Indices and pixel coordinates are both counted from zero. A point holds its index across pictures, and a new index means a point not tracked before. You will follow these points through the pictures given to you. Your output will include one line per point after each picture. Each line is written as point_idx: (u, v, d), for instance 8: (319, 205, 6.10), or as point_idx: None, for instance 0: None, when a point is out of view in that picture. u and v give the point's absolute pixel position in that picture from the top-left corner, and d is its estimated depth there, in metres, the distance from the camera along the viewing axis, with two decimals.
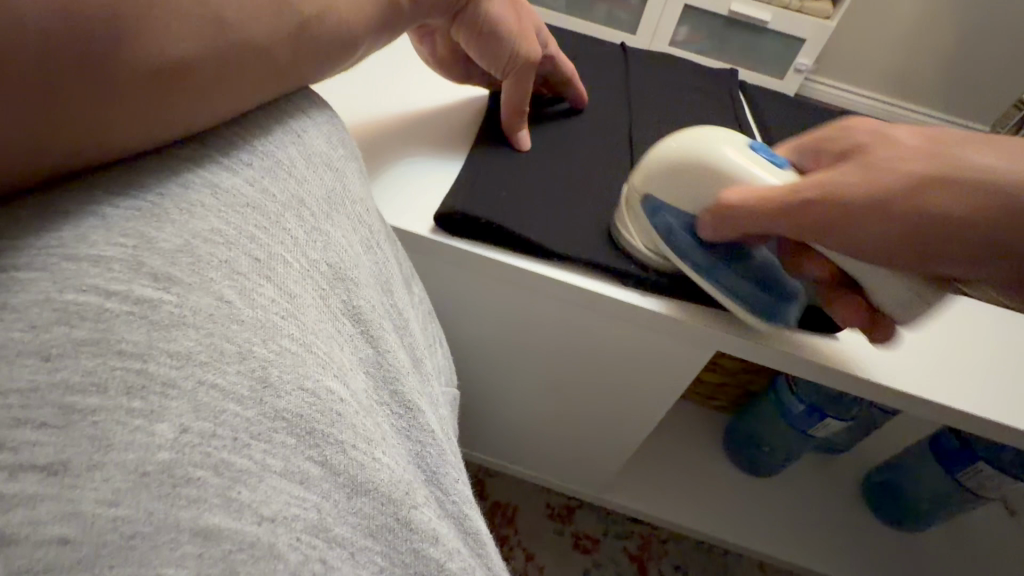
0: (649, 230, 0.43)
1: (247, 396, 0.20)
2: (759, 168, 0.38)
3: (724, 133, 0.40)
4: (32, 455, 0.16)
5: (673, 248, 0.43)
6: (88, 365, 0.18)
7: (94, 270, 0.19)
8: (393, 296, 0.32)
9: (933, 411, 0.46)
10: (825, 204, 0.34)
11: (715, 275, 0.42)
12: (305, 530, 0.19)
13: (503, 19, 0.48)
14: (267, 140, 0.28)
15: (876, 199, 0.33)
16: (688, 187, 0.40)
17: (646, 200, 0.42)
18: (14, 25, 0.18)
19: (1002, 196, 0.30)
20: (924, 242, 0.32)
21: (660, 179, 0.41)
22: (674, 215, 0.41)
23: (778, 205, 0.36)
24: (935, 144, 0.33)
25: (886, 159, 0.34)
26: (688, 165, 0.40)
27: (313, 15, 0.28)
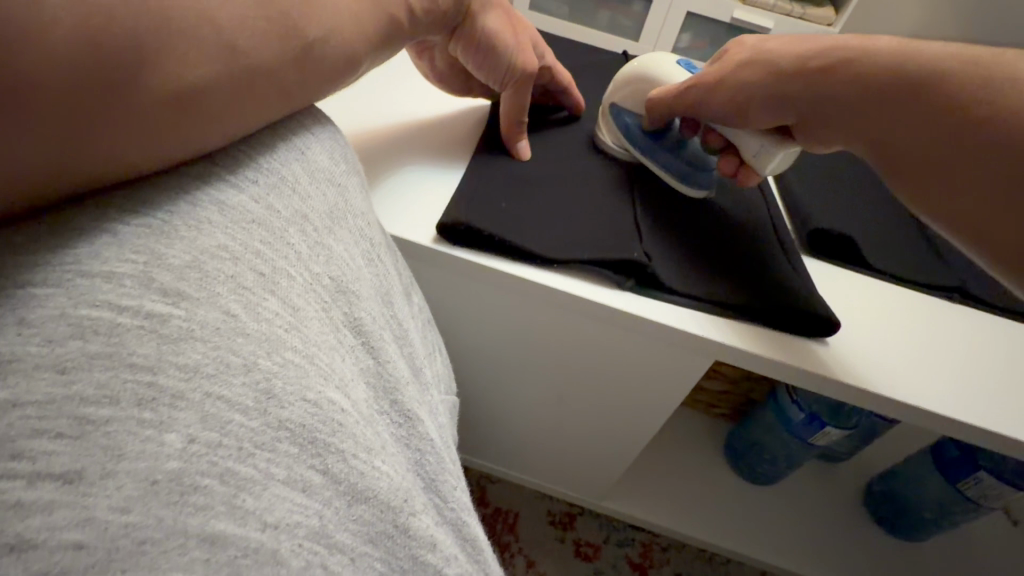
0: (614, 129, 0.54)
1: (251, 407, 0.21)
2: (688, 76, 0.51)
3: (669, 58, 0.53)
4: (48, 463, 0.17)
5: (631, 142, 0.53)
6: (101, 378, 0.18)
7: (107, 286, 0.20)
8: (393, 307, 0.33)
9: (929, 420, 0.47)
10: (768, 83, 0.43)
11: (659, 158, 0.52)
12: (307, 537, 0.20)
13: (500, 35, 0.49)
14: (271, 156, 0.29)
15: (809, 77, 0.41)
16: (640, 88, 0.52)
17: (612, 107, 0.54)
18: (39, 52, 0.19)
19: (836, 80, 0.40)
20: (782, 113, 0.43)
21: (624, 88, 0.53)
22: (632, 115, 0.52)
23: (723, 83, 0.45)
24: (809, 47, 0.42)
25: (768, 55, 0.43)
26: (641, 81, 0.52)
27: (318, 38, 0.29)
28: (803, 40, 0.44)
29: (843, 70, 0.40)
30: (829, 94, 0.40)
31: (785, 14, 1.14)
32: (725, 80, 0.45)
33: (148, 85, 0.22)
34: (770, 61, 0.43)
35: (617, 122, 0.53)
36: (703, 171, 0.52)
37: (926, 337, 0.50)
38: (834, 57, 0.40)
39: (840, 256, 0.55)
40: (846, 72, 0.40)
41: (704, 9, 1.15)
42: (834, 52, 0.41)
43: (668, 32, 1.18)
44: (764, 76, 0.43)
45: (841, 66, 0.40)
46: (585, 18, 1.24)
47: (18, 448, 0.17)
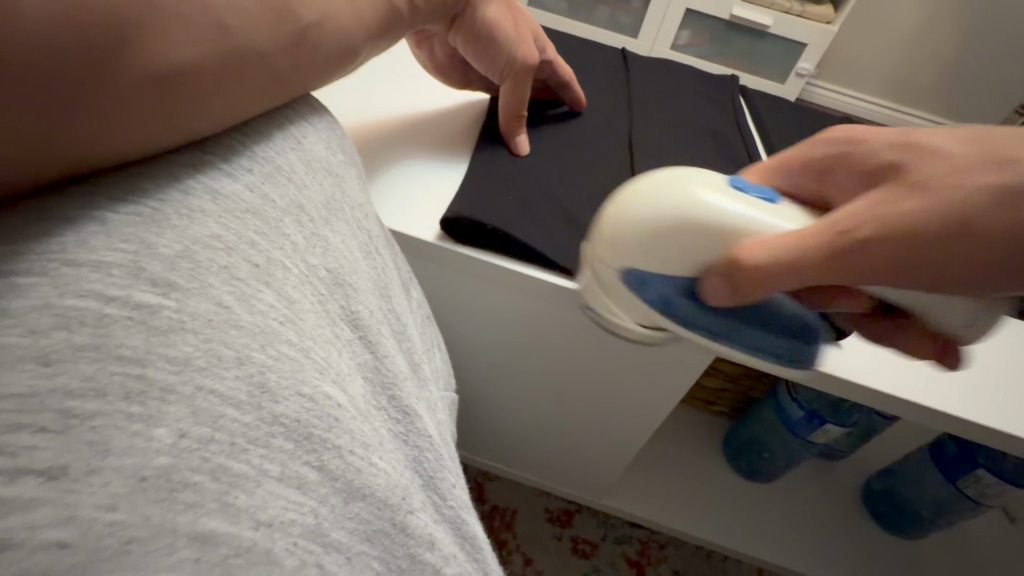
0: (641, 306, 0.39)
1: (244, 401, 0.20)
2: (754, 211, 0.34)
3: (696, 176, 0.36)
4: (30, 459, 0.16)
5: (678, 318, 0.39)
6: (87, 370, 0.18)
7: (95, 275, 0.20)
8: (391, 301, 0.32)
9: (929, 417, 0.47)
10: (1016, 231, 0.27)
11: (740, 338, 0.39)
12: (302, 535, 0.19)
13: (500, 24, 0.49)
14: (267, 146, 0.28)
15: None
16: (672, 247, 0.35)
17: (629, 273, 0.37)
18: (17, 26, 0.18)
19: None
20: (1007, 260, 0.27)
21: (644, 247, 0.36)
22: (666, 283, 0.37)
23: (941, 240, 0.28)
24: (982, 150, 0.28)
25: (924, 177, 0.29)
26: (681, 236, 0.35)
27: (314, 22, 0.29)
28: (992, 150, 0.28)
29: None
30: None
31: (786, 10, 1.14)
32: (942, 236, 0.28)
33: (137, 67, 0.21)
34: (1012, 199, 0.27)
35: (644, 294, 0.38)
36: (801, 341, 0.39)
37: None
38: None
39: None
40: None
41: (705, 4, 1.14)
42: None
43: (668, 28, 1.17)
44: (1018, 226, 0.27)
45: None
46: (584, 13, 1.23)
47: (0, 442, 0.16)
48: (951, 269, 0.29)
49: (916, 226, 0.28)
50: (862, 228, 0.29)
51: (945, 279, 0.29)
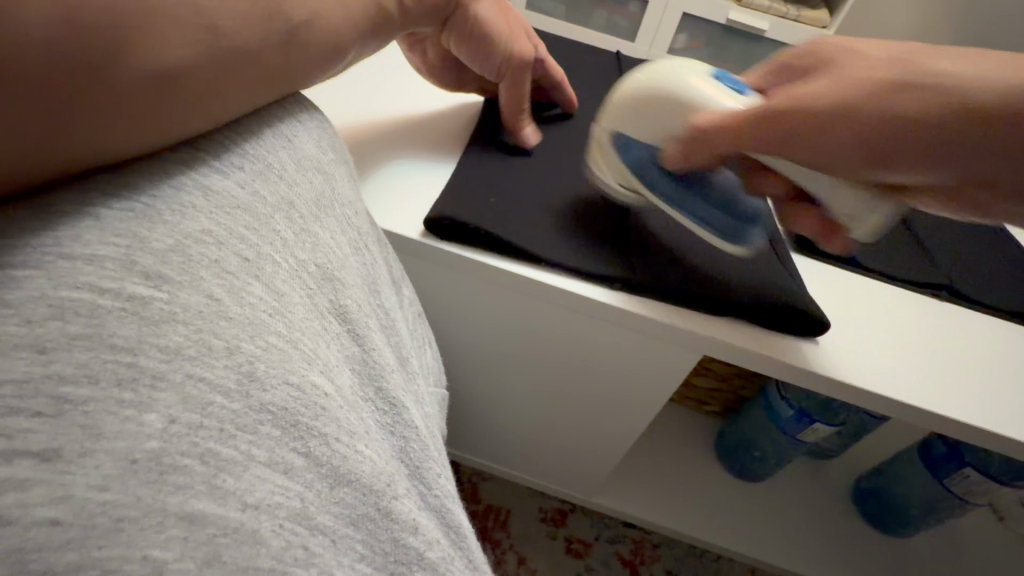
0: (618, 167, 0.47)
1: (233, 390, 0.21)
2: (723, 96, 0.41)
3: (689, 66, 0.44)
4: (25, 442, 0.17)
5: (644, 182, 0.46)
6: (80, 358, 0.18)
7: (88, 268, 0.20)
8: (380, 296, 0.33)
9: (912, 415, 0.48)
10: (889, 117, 0.34)
11: (685, 205, 0.46)
12: (288, 518, 0.20)
13: (491, 24, 0.50)
14: (258, 144, 0.29)
15: (948, 117, 0.32)
16: (648, 116, 0.44)
17: (618, 135, 0.46)
18: (16, 28, 0.19)
19: (952, 95, 0.33)
20: (882, 146, 0.34)
21: (630, 112, 0.45)
22: (645, 149, 0.45)
23: (827, 118, 0.35)
24: (913, 53, 0.35)
25: (852, 70, 0.36)
26: (655, 101, 0.43)
27: (304, 21, 0.29)
28: (914, 54, 0.35)
29: (981, 106, 0.32)
30: (971, 142, 0.32)
31: (780, 15, 1.15)
32: (828, 113, 0.35)
33: (133, 66, 0.22)
34: (887, 90, 0.34)
35: (625, 157, 0.46)
36: (737, 218, 0.46)
37: (908, 333, 0.51)
38: (973, 90, 0.32)
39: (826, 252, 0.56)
40: (987, 109, 0.32)
41: (701, 10, 1.16)
42: (964, 83, 0.33)
43: (664, 33, 1.19)
44: (881, 110, 0.34)
45: (984, 99, 0.32)
46: (581, 18, 1.25)
47: None
48: (828, 145, 0.36)
49: (813, 105, 0.36)
50: (785, 103, 0.37)
51: (827, 153, 0.36)
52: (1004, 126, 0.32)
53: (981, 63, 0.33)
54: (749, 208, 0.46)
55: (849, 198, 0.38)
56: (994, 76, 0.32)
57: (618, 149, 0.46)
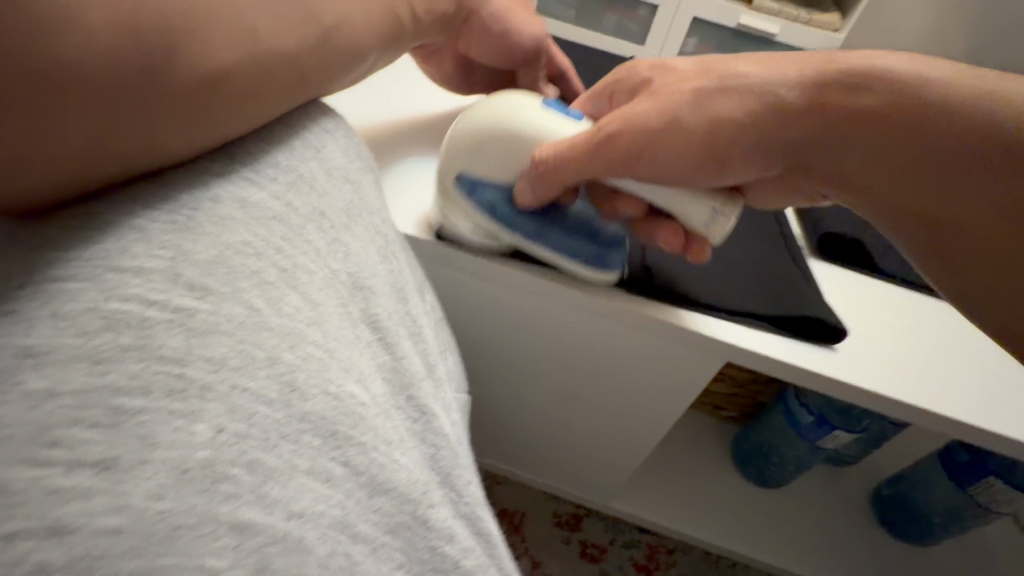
0: (470, 211, 0.44)
1: (276, 399, 0.21)
2: (553, 124, 0.42)
3: (518, 98, 0.44)
4: (85, 451, 0.17)
5: (498, 223, 0.44)
6: (133, 369, 0.19)
7: (137, 280, 0.21)
8: (408, 303, 0.33)
9: (937, 422, 0.47)
10: (714, 123, 0.38)
11: (545, 238, 0.44)
12: (331, 526, 0.20)
13: (505, 17, 0.51)
14: (289, 155, 0.29)
15: (771, 115, 0.37)
16: (496, 155, 0.42)
17: (461, 179, 0.43)
18: (76, 38, 0.20)
19: (772, 97, 0.38)
20: (719, 145, 0.38)
21: (469, 152, 0.43)
22: (492, 188, 0.43)
23: (657, 132, 0.38)
24: (705, 71, 0.40)
25: (670, 87, 0.40)
26: (496, 137, 0.42)
27: (333, 25, 0.31)
28: (704, 70, 0.40)
29: (799, 102, 0.37)
30: (801, 133, 0.37)
31: (793, 18, 1.15)
32: (654, 127, 0.39)
33: (177, 77, 0.23)
34: (705, 98, 0.39)
35: (472, 200, 0.43)
36: (601, 245, 0.45)
37: (928, 341, 0.50)
38: (784, 91, 0.37)
39: (844, 256, 0.56)
40: (807, 104, 0.37)
41: (711, 13, 1.16)
42: (770, 85, 0.38)
43: (675, 36, 1.19)
44: (703, 119, 0.38)
45: (791, 102, 0.37)
46: (592, 21, 1.25)
47: (56, 435, 0.17)
48: (663, 157, 0.39)
49: (645, 125, 0.39)
50: (618, 125, 0.39)
51: (656, 164, 0.39)
52: (831, 118, 0.36)
53: (779, 65, 0.39)
54: (608, 236, 0.45)
55: (694, 202, 0.40)
56: (797, 72, 0.38)
57: (463, 193, 0.43)
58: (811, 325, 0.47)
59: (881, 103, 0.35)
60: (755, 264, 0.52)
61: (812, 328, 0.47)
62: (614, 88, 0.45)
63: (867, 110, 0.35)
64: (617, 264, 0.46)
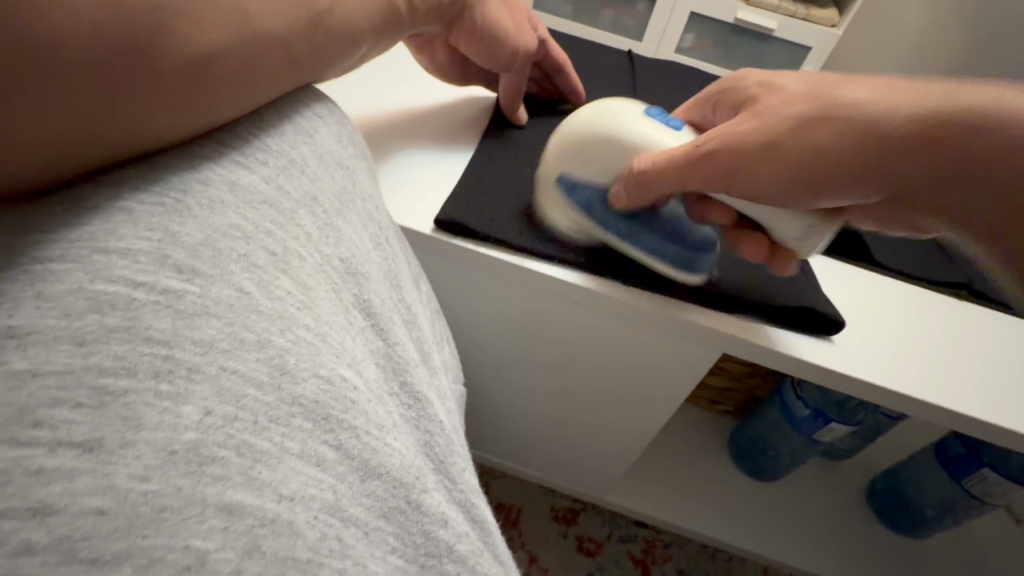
0: (569, 209, 0.46)
1: (266, 382, 0.21)
2: (657, 133, 0.42)
3: (623, 104, 0.44)
4: (69, 432, 0.17)
5: (594, 221, 0.46)
6: (118, 351, 0.19)
7: (122, 262, 0.20)
8: (402, 291, 0.33)
9: (931, 413, 0.47)
10: (816, 153, 0.35)
11: (635, 240, 0.46)
12: (322, 509, 0.20)
13: (498, 20, 0.50)
14: (280, 140, 0.29)
15: (871, 144, 0.34)
16: (598, 158, 0.44)
17: (562, 180, 0.45)
18: (60, 11, 0.19)
19: (868, 128, 0.34)
20: (816, 176, 0.36)
21: (573, 155, 0.44)
22: (592, 190, 0.45)
23: (756, 154, 0.37)
24: (820, 88, 0.37)
25: (772, 103, 0.39)
26: (600, 139, 0.43)
27: (324, 10, 0.30)
28: (816, 83, 0.38)
29: (897, 134, 0.34)
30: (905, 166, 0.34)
31: (790, 14, 1.14)
32: (755, 147, 0.37)
33: (164, 56, 0.23)
34: (807, 124, 0.36)
35: (570, 200, 0.45)
36: (690, 249, 0.46)
37: (923, 332, 0.50)
38: (881, 118, 0.34)
39: (837, 247, 0.57)
40: (903, 136, 0.33)
41: (709, 9, 1.16)
42: (872, 113, 0.34)
43: (672, 32, 1.19)
44: (801, 145, 0.36)
45: (892, 130, 0.34)
46: (588, 17, 1.24)
47: (40, 416, 0.17)
48: (761, 176, 0.38)
49: (752, 141, 0.37)
50: (724, 142, 0.38)
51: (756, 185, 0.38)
52: (926, 150, 0.33)
53: (889, 91, 0.35)
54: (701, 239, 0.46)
55: (793, 220, 0.39)
56: (889, 99, 0.34)
57: (563, 193, 0.45)
58: (809, 316, 0.47)
59: (986, 130, 0.31)
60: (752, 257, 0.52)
61: (810, 319, 0.47)
62: (722, 99, 0.45)
63: (907, 139, 0.33)
64: (703, 268, 0.47)
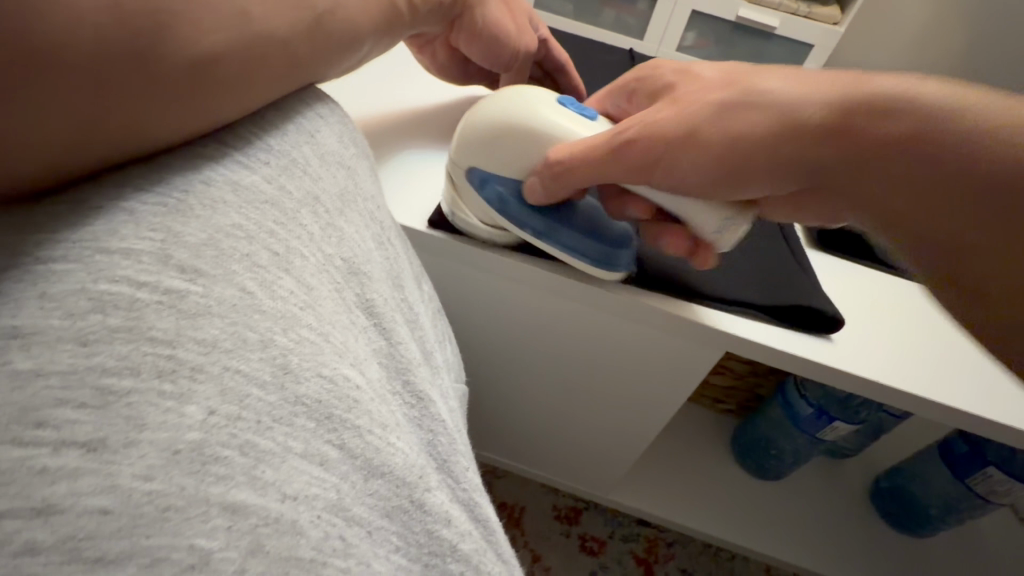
0: (481, 204, 0.43)
1: (269, 382, 0.21)
2: (573, 123, 0.41)
3: (536, 92, 0.43)
4: (73, 432, 0.17)
5: (507, 217, 0.43)
6: (122, 350, 0.19)
7: (125, 262, 0.20)
8: (404, 290, 0.33)
9: (936, 411, 0.47)
10: (736, 139, 0.37)
11: (551, 235, 0.43)
12: (325, 509, 0.20)
13: (498, 19, 0.50)
14: (282, 139, 0.29)
15: (785, 134, 0.36)
16: (513, 146, 0.41)
17: (472, 173, 0.43)
18: (63, 13, 0.19)
19: (793, 117, 0.36)
20: (734, 161, 0.37)
21: (483, 145, 0.42)
22: (503, 182, 0.42)
23: (673, 139, 0.38)
24: (737, 79, 0.39)
25: (688, 94, 0.40)
26: (510, 130, 0.41)
27: (326, 11, 0.30)
28: (732, 76, 0.39)
29: (815, 122, 0.35)
30: (835, 157, 0.35)
31: (792, 11, 1.14)
32: (674, 134, 0.38)
33: (166, 57, 0.23)
34: (726, 111, 0.37)
35: (483, 193, 0.43)
36: (609, 244, 0.43)
37: (926, 331, 0.50)
38: (799, 109, 0.36)
39: (843, 248, 0.56)
40: (817, 125, 0.35)
41: (711, 7, 1.15)
42: (793, 104, 0.36)
43: (673, 31, 1.19)
44: (722, 131, 0.37)
45: (810, 121, 0.35)
46: (590, 16, 1.24)
47: (43, 416, 0.17)
48: (680, 166, 0.38)
49: (661, 130, 0.38)
50: (633, 132, 0.38)
51: (674, 174, 0.38)
52: (836, 138, 0.35)
53: (804, 83, 0.37)
54: (619, 236, 0.44)
55: (702, 212, 0.39)
56: (821, 91, 0.36)
57: (475, 185, 0.43)
58: (810, 316, 0.47)
59: (931, 132, 0.32)
60: (753, 257, 0.51)
61: (811, 318, 0.47)
62: (639, 88, 0.45)
63: (871, 136, 0.34)
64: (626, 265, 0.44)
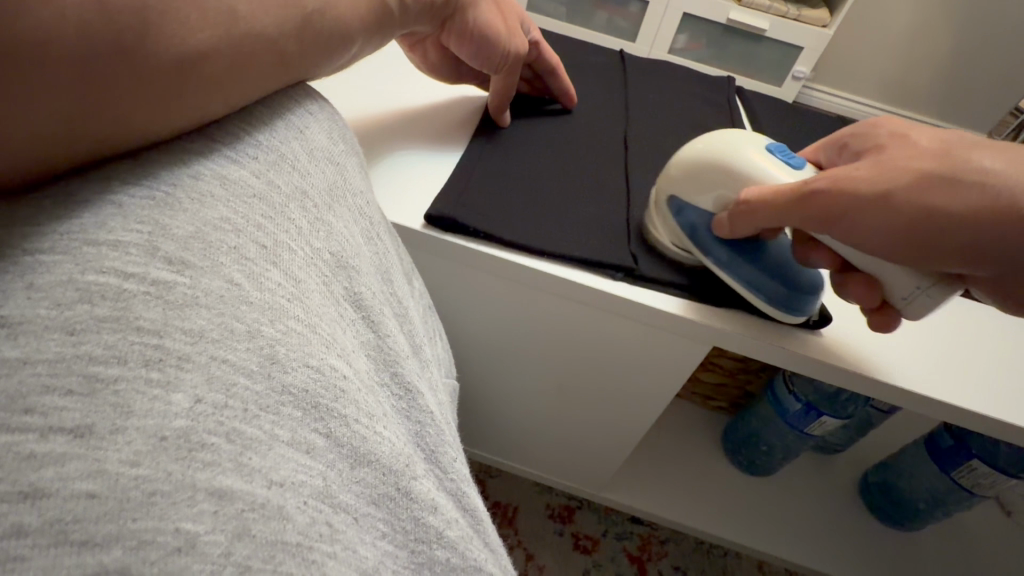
0: (674, 228, 0.46)
1: (255, 371, 0.21)
2: (776, 168, 0.40)
3: (752, 135, 0.43)
4: (60, 419, 0.17)
5: (696, 245, 0.45)
6: (109, 339, 0.19)
7: (113, 253, 0.21)
8: (392, 284, 0.33)
9: (923, 405, 0.47)
10: (937, 213, 0.33)
11: (733, 268, 0.44)
12: (311, 496, 0.21)
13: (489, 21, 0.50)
14: (270, 135, 0.29)
15: (998, 220, 0.32)
16: (710, 180, 0.43)
17: (670, 200, 0.46)
18: (48, 10, 0.20)
19: (1009, 203, 0.32)
20: (925, 237, 0.34)
21: (688, 178, 0.44)
22: (698, 214, 0.44)
23: (867, 201, 0.34)
24: (952, 149, 0.34)
25: (897, 155, 0.35)
26: (710, 167, 0.43)
27: (315, 11, 0.31)
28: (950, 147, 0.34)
29: None
30: None
31: (781, 14, 1.16)
32: (871, 199, 0.34)
33: (155, 55, 0.23)
34: (933, 184, 0.33)
35: (679, 220, 0.45)
36: (794, 288, 0.44)
37: (916, 329, 0.50)
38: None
39: None
40: None
41: (701, 10, 1.17)
42: (1019, 189, 0.32)
43: (664, 33, 1.20)
44: (924, 205, 0.33)
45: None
46: (582, 18, 1.25)
47: (30, 403, 0.17)
48: (863, 228, 0.35)
49: (859, 189, 0.35)
50: (831, 184, 0.36)
51: (856, 232, 0.35)
52: None
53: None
54: (801, 281, 0.44)
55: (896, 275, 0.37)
56: None
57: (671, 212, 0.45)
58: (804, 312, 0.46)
59: None
60: None
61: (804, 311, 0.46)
62: (850, 142, 0.39)
63: None
64: (807, 308, 0.45)
